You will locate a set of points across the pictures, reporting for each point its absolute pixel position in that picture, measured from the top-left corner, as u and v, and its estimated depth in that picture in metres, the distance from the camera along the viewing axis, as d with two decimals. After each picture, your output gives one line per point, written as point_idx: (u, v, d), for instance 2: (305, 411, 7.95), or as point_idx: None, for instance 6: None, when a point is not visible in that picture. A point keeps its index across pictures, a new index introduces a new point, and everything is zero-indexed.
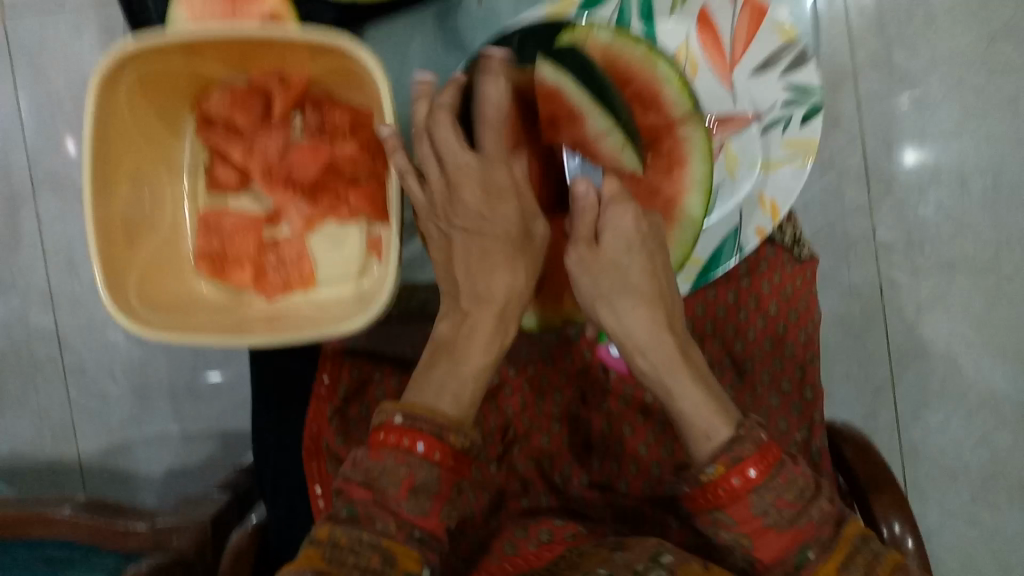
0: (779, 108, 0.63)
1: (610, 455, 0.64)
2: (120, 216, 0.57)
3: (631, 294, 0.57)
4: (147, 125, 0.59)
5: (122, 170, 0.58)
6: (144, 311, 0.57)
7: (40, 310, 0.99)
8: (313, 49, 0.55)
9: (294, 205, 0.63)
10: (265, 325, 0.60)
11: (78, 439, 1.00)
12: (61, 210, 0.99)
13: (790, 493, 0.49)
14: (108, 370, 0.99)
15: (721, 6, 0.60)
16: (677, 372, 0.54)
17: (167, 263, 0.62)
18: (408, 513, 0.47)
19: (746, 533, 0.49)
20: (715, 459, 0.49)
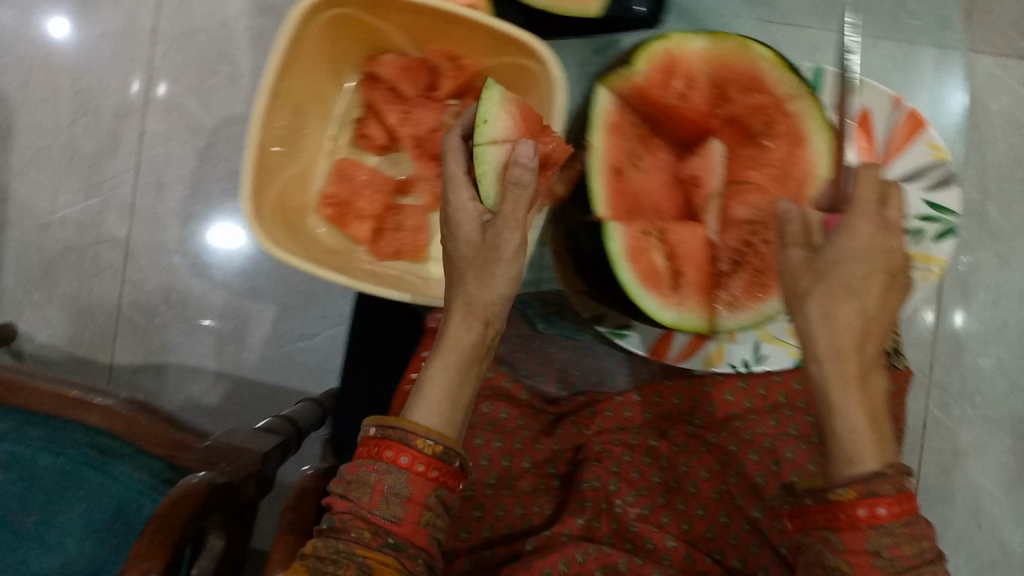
0: (913, 220, 0.62)
1: (676, 494, 0.60)
2: (274, 141, 0.58)
3: (842, 297, 0.48)
4: (320, 67, 0.60)
5: (288, 103, 0.58)
6: (271, 233, 0.57)
7: (117, 219, 1.00)
8: (500, 42, 0.56)
9: (430, 176, 0.62)
10: (369, 280, 0.59)
11: (115, 350, 1.00)
12: (165, 130, 1.00)
13: (911, 549, 0.45)
14: (164, 294, 1.00)
15: (882, 110, 0.61)
16: (847, 401, 0.47)
17: (295, 198, 0.62)
18: (379, 519, 0.46)
19: (849, 564, 0.46)
20: (850, 482, 0.46)
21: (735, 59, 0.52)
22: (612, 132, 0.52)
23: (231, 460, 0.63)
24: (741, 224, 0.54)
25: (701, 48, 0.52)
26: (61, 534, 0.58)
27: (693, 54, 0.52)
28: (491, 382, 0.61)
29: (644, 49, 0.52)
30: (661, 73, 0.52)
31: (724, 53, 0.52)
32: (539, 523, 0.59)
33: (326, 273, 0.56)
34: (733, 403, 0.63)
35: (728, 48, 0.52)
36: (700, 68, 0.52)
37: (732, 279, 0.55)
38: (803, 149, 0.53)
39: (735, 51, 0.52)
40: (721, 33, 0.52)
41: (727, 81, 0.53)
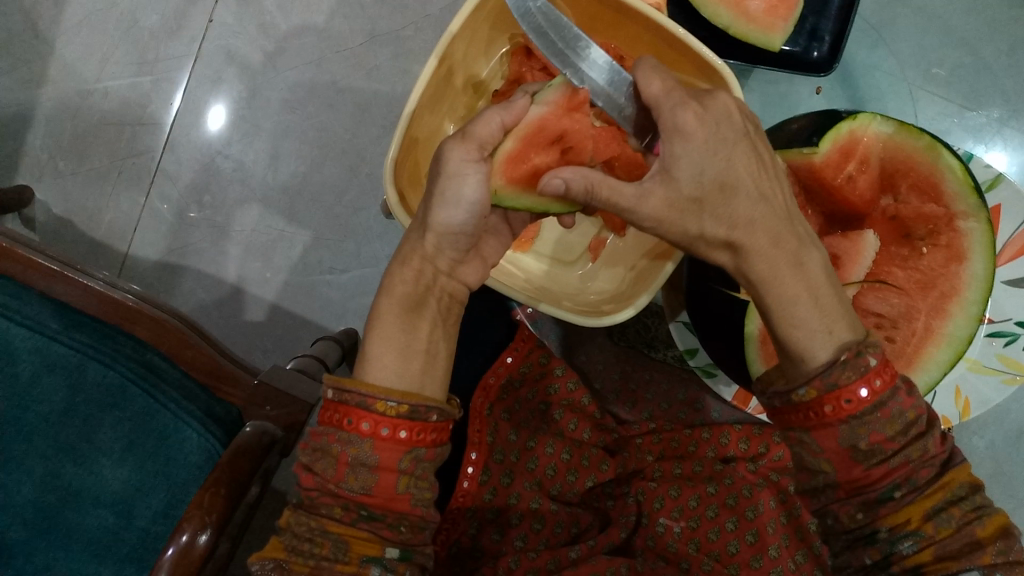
0: (1012, 323, 0.62)
1: (731, 513, 0.56)
2: (422, 97, 0.52)
3: (729, 194, 0.42)
4: (479, 31, 0.55)
5: (444, 63, 0.53)
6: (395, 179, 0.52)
7: (163, 103, 0.95)
8: (681, 54, 0.52)
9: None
10: None
11: (133, 239, 0.95)
12: (235, 24, 0.94)
13: (892, 429, 0.40)
14: (197, 194, 0.95)
15: (1013, 210, 0.60)
16: (786, 291, 0.42)
17: (423, 155, 0.57)
18: (348, 493, 0.43)
19: (830, 464, 0.41)
20: (808, 381, 0.41)
21: (925, 157, 0.48)
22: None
23: (278, 405, 0.59)
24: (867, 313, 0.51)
25: (883, 137, 0.48)
26: (98, 454, 0.56)
27: (871, 138, 0.48)
28: (569, 393, 0.59)
29: (831, 128, 0.48)
30: (842, 152, 0.48)
31: (907, 148, 0.48)
32: (583, 531, 0.56)
33: None
34: None
35: (912, 145, 0.48)
36: (874, 157, 0.49)
37: None
38: (959, 266, 0.49)
39: (924, 149, 0.48)
40: (910, 125, 0.48)
41: (900, 174, 0.49)
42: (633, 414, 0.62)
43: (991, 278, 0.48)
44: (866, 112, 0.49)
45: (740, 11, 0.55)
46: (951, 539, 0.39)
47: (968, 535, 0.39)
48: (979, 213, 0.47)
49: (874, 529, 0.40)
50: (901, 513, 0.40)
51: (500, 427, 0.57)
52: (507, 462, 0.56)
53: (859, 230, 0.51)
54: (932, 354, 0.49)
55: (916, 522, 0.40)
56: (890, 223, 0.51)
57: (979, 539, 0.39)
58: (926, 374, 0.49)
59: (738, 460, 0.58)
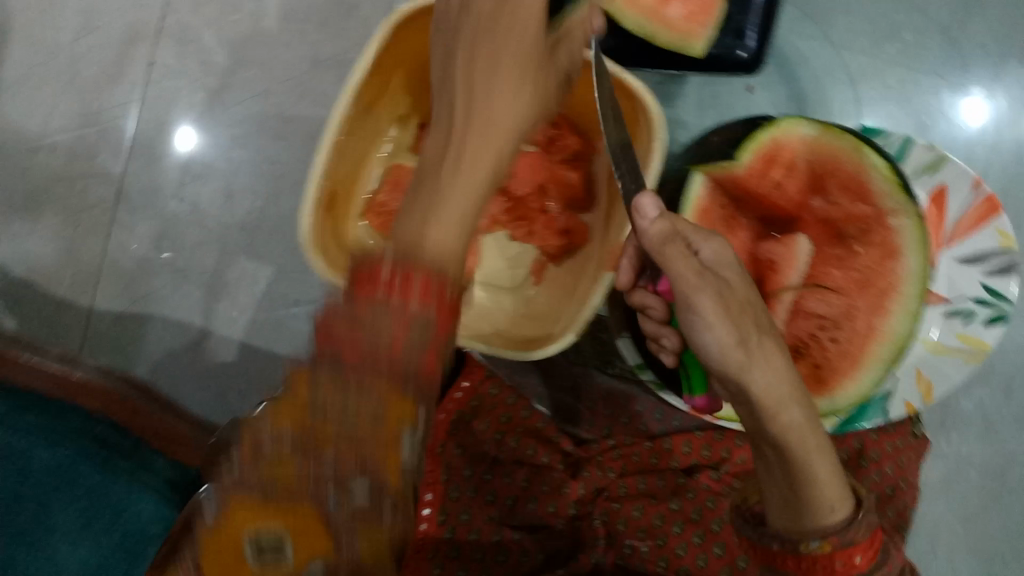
0: (968, 302, 0.61)
1: (696, 527, 0.56)
2: (342, 141, 0.53)
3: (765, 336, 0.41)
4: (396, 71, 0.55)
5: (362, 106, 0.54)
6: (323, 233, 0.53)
7: (113, 152, 0.94)
8: (594, 77, 0.51)
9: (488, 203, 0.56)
10: None
11: (96, 292, 0.94)
12: (177, 64, 0.93)
13: None
14: (156, 240, 0.94)
15: (959, 190, 0.61)
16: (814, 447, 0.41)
17: (348, 198, 0.57)
18: (411, 339, 0.41)
19: None
20: (823, 535, 0.40)
21: (850, 157, 0.47)
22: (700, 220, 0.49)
23: None
24: (810, 316, 0.50)
25: (809, 140, 0.48)
26: (52, 534, 0.55)
27: (799, 143, 0.48)
28: (523, 419, 0.60)
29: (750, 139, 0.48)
30: (766, 162, 0.48)
31: (832, 149, 0.47)
32: (549, 559, 0.56)
33: None
34: None
35: (840, 145, 0.47)
36: (803, 162, 0.48)
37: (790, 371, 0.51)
38: (896, 262, 0.48)
39: (848, 148, 0.47)
40: (834, 127, 0.47)
41: (828, 175, 0.48)
42: (592, 431, 0.62)
43: (927, 273, 0.47)
44: (789, 117, 0.49)
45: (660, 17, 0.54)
46: None
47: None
48: (908, 209, 0.47)
49: None
50: None
51: (452, 460, 0.58)
52: (464, 498, 0.57)
53: (792, 234, 0.50)
54: (875, 352, 0.49)
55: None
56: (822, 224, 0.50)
57: None
58: (870, 375, 0.49)
59: (700, 474, 0.59)
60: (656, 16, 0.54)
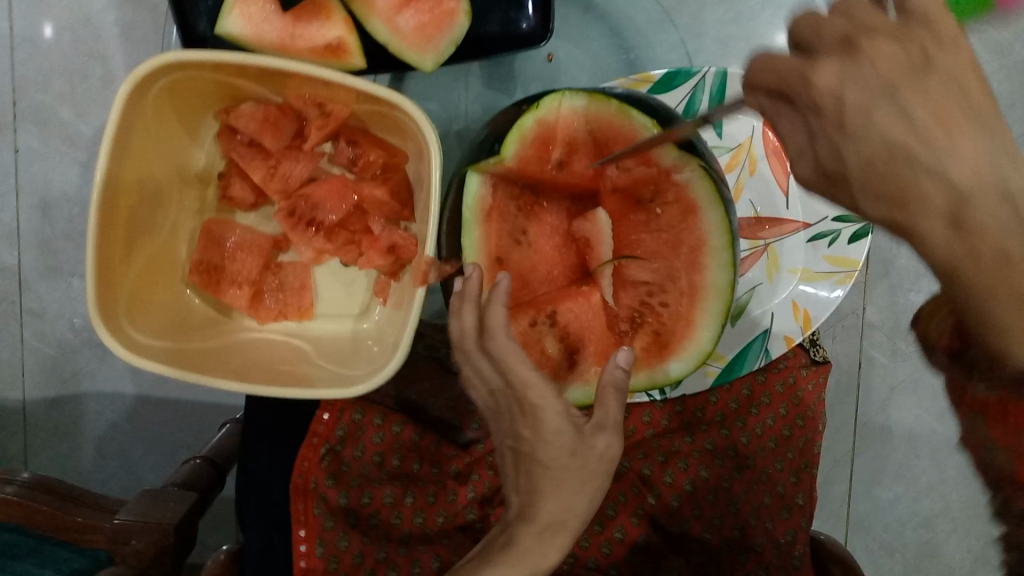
0: (829, 222, 0.60)
1: (593, 518, 0.59)
2: (126, 216, 0.49)
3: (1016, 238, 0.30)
4: (166, 127, 0.51)
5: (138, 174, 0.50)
6: (131, 325, 0.49)
7: (3, 245, 0.91)
8: (368, 97, 0.48)
9: (306, 242, 0.54)
10: (246, 366, 0.52)
11: (25, 384, 0.94)
12: (41, 144, 0.89)
13: None
14: (68, 321, 0.93)
15: None
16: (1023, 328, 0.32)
17: (161, 268, 0.53)
18: None
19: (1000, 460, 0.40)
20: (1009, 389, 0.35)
21: (621, 120, 0.45)
22: (487, 220, 0.46)
23: (142, 536, 0.61)
24: (636, 285, 0.49)
25: (577, 110, 0.45)
26: None
27: (570, 115, 0.45)
28: (395, 436, 0.57)
29: (513, 127, 0.45)
30: (540, 143, 0.45)
31: (603, 116, 0.45)
32: None
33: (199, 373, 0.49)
34: (652, 421, 0.62)
35: (607, 112, 0.45)
36: (579, 133, 0.46)
37: (633, 341, 0.49)
38: (697, 216, 0.46)
39: (616, 111, 0.45)
40: (598, 93, 0.45)
41: (609, 144, 0.46)
42: (479, 431, 0.60)
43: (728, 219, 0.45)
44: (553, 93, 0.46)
45: (396, 28, 0.53)
46: None
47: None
48: (692, 159, 0.44)
49: None
50: None
51: (330, 498, 0.54)
52: (352, 527, 0.54)
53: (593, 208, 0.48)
54: (705, 307, 0.47)
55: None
56: (617, 193, 0.48)
57: None
58: (706, 329, 0.47)
59: None
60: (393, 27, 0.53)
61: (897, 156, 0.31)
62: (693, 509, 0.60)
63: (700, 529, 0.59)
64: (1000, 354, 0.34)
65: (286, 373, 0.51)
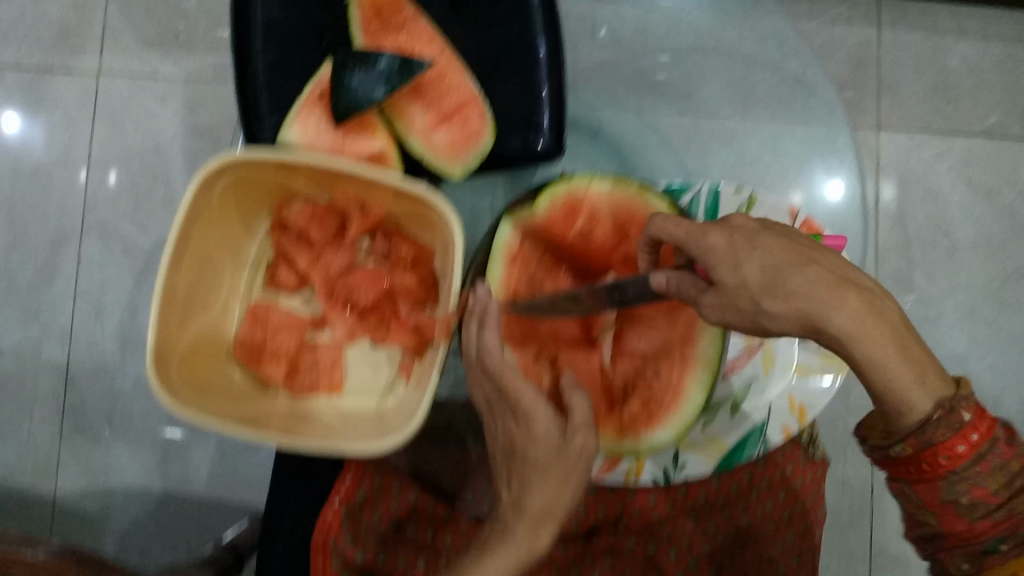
0: None
1: None
2: (184, 291, 0.55)
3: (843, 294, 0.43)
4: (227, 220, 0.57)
5: (199, 257, 0.56)
6: (181, 388, 0.54)
7: (56, 345, 0.98)
8: (403, 193, 0.54)
9: (342, 320, 0.61)
10: (284, 428, 0.55)
11: (57, 479, 0.97)
12: (103, 253, 0.97)
13: (994, 483, 0.46)
14: (107, 418, 0.98)
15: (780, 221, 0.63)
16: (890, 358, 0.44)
17: (210, 342, 0.58)
18: None
19: (932, 513, 0.48)
20: (903, 439, 0.46)
21: (640, 199, 0.55)
22: (512, 263, 0.54)
23: None
24: (633, 355, 0.57)
25: (603, 192, 0.55)
26: None
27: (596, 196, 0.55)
28: (411, 503, 0.63)
29: (548, 189, 0.54)
30: (567, 208, 0.55)
31: (625, 197, 0.55)
32: None
33: (238, 430, 0.52)
34: (653, 508, 0.64)
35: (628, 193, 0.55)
36: (602, 210, 0.55)
37: (627, 408, 0.56)
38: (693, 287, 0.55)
39: (636, 192, 0.55)
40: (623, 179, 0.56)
41: (628, 221, 0.55)
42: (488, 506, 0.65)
43: None
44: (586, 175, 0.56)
45: (430, 142, 0.62)
46: None
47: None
48: None
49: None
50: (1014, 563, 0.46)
51: (347, 555, 0.60)
52: None
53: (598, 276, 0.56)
54: (692, 377, 0.54)
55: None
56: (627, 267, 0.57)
57: None
58: (692, 402, 0.54)
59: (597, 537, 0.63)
60: (427, 140, 0.62)
61: (772, 271, 0.44)
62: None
63: None
64: (894, 413, 0.46)
65: (314, 432, 0.56)
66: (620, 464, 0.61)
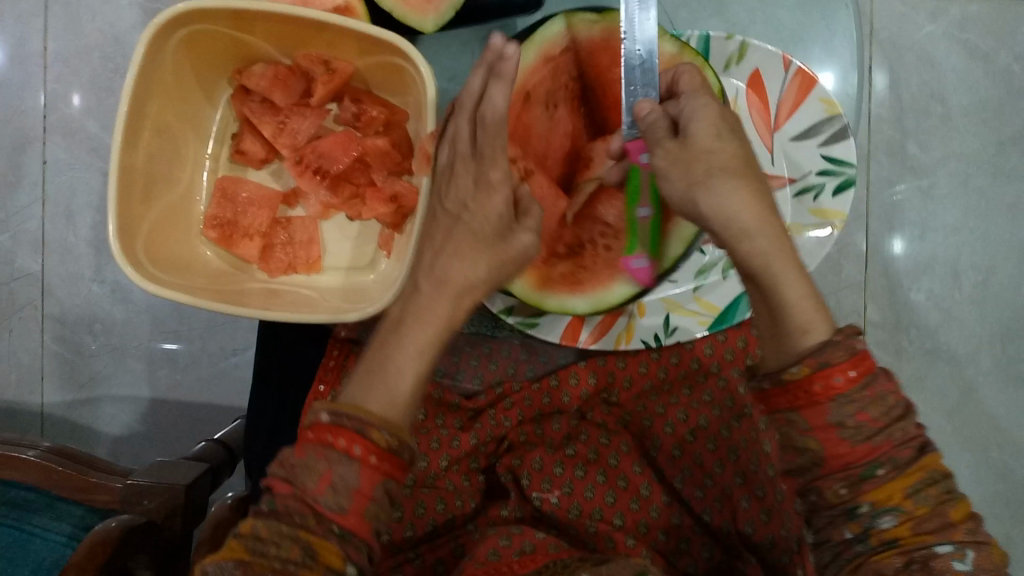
0: (813, 177, 0.62)
1: (595, 466, 0.59)
2: (144, 163, 0.52)
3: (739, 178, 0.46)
4: (184, 83, 0.54)
5: (155, 122, 0.53)
6: (151, 267, 0.51)
7: (29, 254, 0.94)
8: (369, 42, 0.51)
9: (314, 190, 0.58)
10: (262, 301, 0.55)
11: (44, 389, 0.96)
12: (68, 156, 0.93)
13: (875, 409, 0.40)
14: (88, 326, 0.95)
15: (773, 71, 0.60)
16: (784, 272, 0.44)
17: (178, 221, 0.56)
18: (325, 509, 0.40)
19: (817, 443, 0.41)
20: (801, 358, 0.41)
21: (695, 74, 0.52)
22: (541, 64, 0.52)
23: (155, 496, 0.63)
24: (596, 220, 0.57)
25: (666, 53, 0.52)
26: None
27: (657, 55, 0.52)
28: None
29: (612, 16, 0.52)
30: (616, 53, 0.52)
31: (682, 66, 0.52)
32: (462, 518, 0.60)
33: (213, 305, 0.51)
34: (649, 373, 0.63)
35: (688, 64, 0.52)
36: (655, 70, 0.52)
37: (560, 265, 0.56)
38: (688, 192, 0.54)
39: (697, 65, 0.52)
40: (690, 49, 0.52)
41: None
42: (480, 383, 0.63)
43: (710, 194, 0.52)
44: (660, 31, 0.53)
45: None
46: (928, 514, 0.40)
47: (942, 513, 0.40)
48: None
49: (856, 504, 0.41)
50: (884, 488, 0.40)
51: None
52: None
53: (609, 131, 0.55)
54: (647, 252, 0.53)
55: (896, 498, 0.40)
56: None
57: (952, 519, 0.40)
58: (673, 246, 0.55)
59: (591, 412, 0.62)
60: None
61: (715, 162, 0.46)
62: (694, 457, 0.60)
63: (701, 474, 0.60)
64: (790, 336, 0.43)
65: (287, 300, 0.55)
66: (617, 320, 0.60)
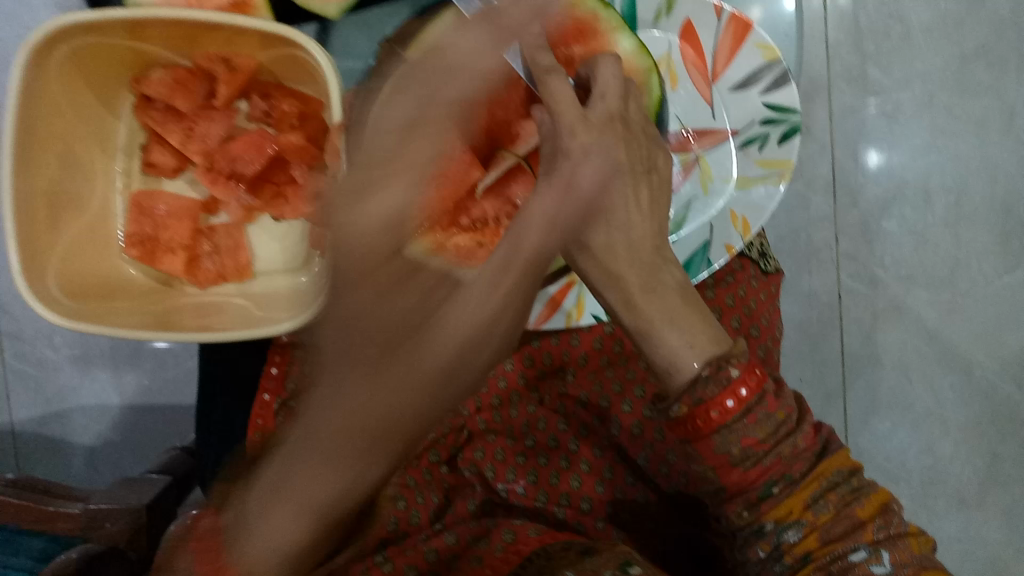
0: (756, 127, 0.60)
1: (557, 451, 0.59)
2: (45, 188, 0.49)
3: (614, 225, 0.48)
4: (79, 100, 0.51)
5: (50, 145, 0.50)
6: (66, 301, 0.49)
7: None
8: (267, 38, 0.48)
9: (232, 195, 0.56)
10: (194, 319, 0.52)
11: (13, 409, 0.95)
12: None
13: (761, 433, 0.44)
14: (50, 340, 0.93)
15: (705, 18, 0.57)
16: (658, 309, 0.46)
17: (94, 244, 0.54)
18: None
19: (713, 470, 0.45)
20: (679, 397, 0.44)
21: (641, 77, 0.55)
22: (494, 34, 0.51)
23: (117, 518, 0.62)
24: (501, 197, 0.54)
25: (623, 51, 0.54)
26: None
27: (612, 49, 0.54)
28: None
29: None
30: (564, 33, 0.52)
31: (635, 69, 0.54)
32: (428, 516, 0.58)
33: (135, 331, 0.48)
34: (604, 348, 0.62)
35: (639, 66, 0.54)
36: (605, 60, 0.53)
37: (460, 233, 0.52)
38: None
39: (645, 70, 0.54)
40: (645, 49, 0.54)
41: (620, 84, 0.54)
42: None
43: None
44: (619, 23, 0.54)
45: None
46: (832, 522, 0.44)
47: (850, 514, 0.44)
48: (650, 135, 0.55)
49: (761, 524, 0.44)
50: (784, 505, 0.44)
51: None
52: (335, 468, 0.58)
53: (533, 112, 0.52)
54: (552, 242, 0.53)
55: (797, 512, 0.44)
56: None
57: (860, 518, 0.44)
58: None
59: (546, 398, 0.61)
60: None
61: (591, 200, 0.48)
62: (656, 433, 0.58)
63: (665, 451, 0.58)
64: (668, 373, 0.45)
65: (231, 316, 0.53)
66: (566, 296, 0.58)
